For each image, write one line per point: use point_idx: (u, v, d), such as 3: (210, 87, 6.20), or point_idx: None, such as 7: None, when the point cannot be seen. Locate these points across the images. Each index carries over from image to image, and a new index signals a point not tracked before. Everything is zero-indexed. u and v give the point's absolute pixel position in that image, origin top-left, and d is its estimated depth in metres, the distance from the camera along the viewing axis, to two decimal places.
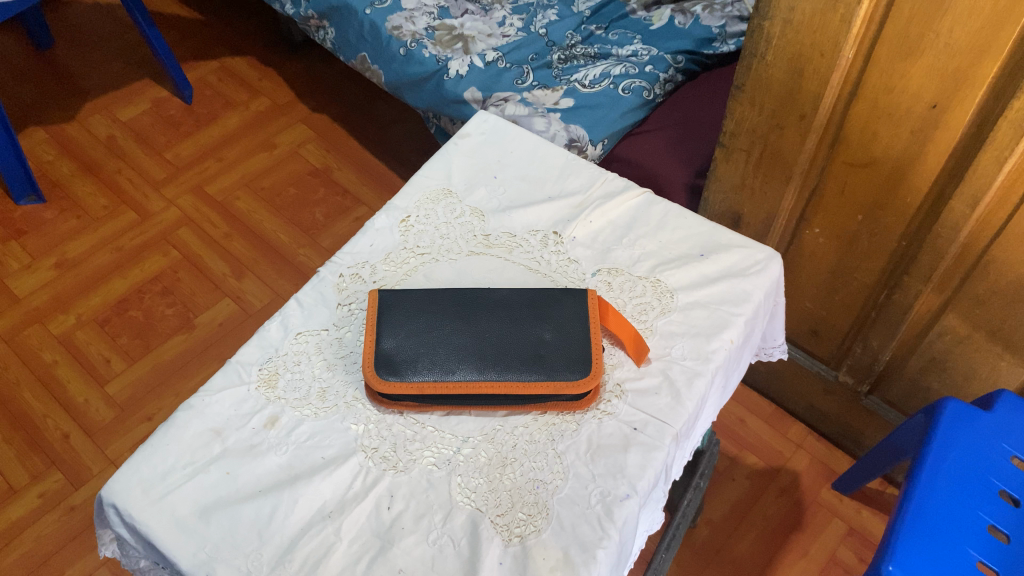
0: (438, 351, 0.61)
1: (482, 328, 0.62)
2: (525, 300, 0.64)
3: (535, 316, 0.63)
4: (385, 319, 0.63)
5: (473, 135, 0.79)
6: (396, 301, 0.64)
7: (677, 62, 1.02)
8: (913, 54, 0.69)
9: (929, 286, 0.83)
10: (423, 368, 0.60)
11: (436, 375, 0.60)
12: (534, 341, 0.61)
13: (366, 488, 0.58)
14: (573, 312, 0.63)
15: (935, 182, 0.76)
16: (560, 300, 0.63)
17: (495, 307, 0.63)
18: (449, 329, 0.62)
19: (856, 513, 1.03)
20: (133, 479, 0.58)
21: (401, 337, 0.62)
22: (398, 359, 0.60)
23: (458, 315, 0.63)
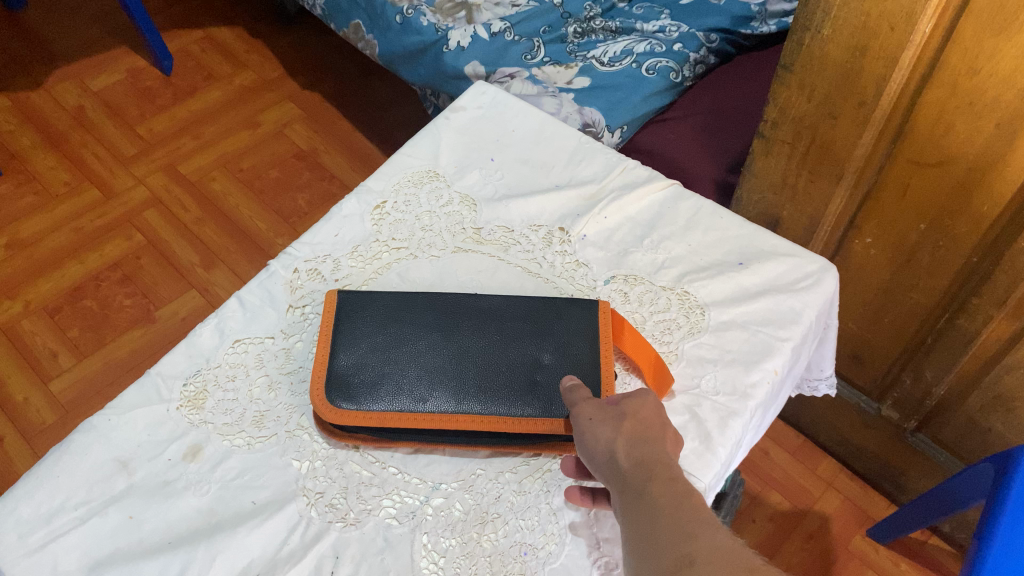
0: (406, 372, 0.48)
1: (464, 345, 0.49)
2: (520, 311, 0.51)
3: (532, 331, 0.50)
4: (343, 327, 0.50)
5: (468, 109, 0.67)
6: (361, 302, 0.51)
7: (710, 42, 0.89)
8: (1008, 29, 0.55)
9: (1002, 312, 0.70)
10: (387, 392, 0.47)
11: (403, 403, 0.47)
12: (529, 365, 0.48)
13: (304, 545, 0.45)
14: (579, 329, 0.50)
15: (1021, 187, 0.62)
16: (563, 313, 0.51)
17: (482, 318, 0.50)
18: (424, 343, 0.49)
19: (894, 566, 0.90)
20: (8, 521, 0.45)
21: (363, 352, 0.49)
22: (356, 380, 0.48)
23: (435, 325, 0.50)
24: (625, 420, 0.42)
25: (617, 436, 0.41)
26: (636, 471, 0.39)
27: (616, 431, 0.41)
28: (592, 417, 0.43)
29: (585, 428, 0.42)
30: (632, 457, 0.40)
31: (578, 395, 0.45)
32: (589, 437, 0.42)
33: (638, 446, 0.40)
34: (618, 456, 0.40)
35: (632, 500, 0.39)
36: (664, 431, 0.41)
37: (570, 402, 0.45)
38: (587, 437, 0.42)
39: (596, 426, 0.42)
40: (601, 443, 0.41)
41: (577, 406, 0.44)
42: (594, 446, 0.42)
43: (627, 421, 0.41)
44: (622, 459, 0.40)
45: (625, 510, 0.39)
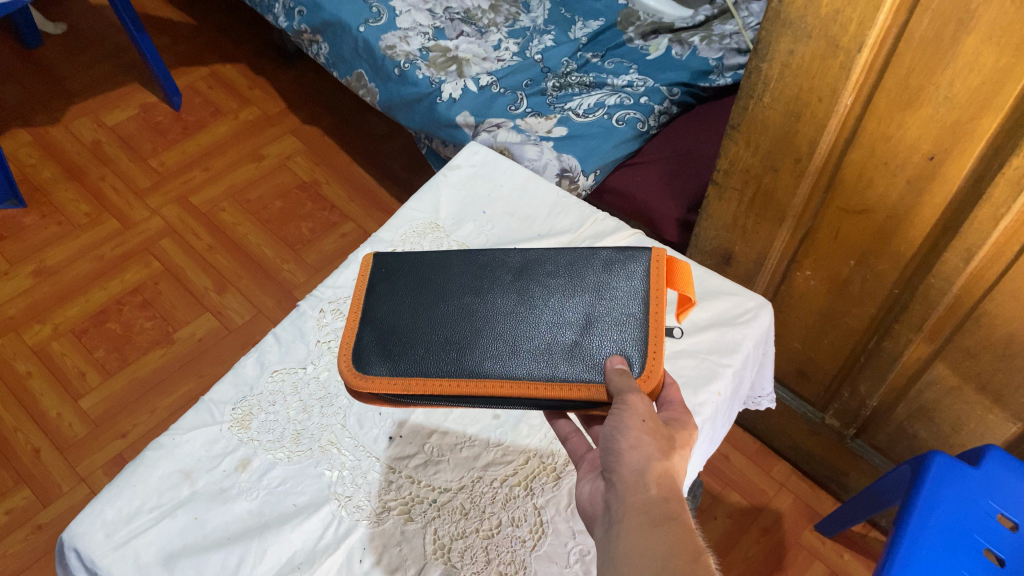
0: (434, 335, 0.56)
1: (496, 309, 0.56)
2: (558, 276, 0.57)
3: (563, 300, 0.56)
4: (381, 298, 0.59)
5: (463, 167, 0.78)
6: (397, 276, 0.60)
7: (672, 95, 1.02)
8: (912, 105, 0.67)
9: (920, 335, 0.81)
10: (413, 355, 0.55)
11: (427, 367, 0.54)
12: (558, 330, 0.54)
13: (337, 539, 0.55)
14: (611, 298, 0.55)
15: (929, 233, 0.74)
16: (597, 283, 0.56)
17: (515, 284, 0.57)
18: (450, 311, 0.57)
19: (838, 556, 1.02)
20: (96, 522, 0.55)
21: (395, 319, 0.58)
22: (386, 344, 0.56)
23: (467, 296, 0.57)
24: (667, 445, 0.47)
25: (655, 455, 0.46)
26: (664, 505, 0.44)
27: (661, 458, 0.46)
28: (644, 419, 0.48)
29: (635, 422, 0.47)
30: (662, 492, 0.44)
31: (635, 389, 0.49)
32: (631, 439, 0.47)
33: (671, 484, 0.45)
34: (650, 479, 0.45)
35: (645, 516, 0.44)
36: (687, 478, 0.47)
37: (620, 386, 0.49)
38: (631, 431, 0.47)
39: (643, 434, 0.47)
40: (643, 452, 0.46)
41: (631, 395, 0.49)
42: (630, 450, 0.46)
43: (669, 450, 0.47)
44: (654, 484, 0.45)
45: (638, 529, 0.43)
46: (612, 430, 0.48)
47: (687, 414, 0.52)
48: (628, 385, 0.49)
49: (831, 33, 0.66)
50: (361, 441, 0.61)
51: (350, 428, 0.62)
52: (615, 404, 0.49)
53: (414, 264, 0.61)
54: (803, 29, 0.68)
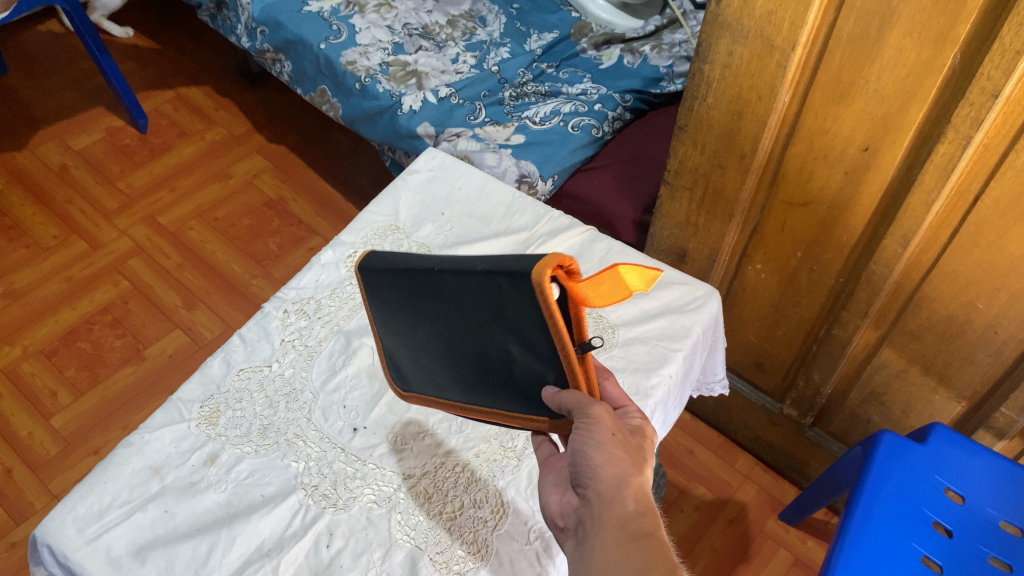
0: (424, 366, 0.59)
1: (438, 331, 0.55)
2: (465, 291, 0.51)
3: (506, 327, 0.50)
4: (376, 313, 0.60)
5: (421, 172, 0.82)
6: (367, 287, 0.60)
7: (625, 101, 1.08)
8: (845, 99, 0.69)
9: (866, 321, 0.84)
10: (421, 378, 0.60)
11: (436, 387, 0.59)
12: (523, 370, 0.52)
13: (304, 526, 0.57)
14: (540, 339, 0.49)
15: (868, 222, 0.76)
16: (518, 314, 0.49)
17: (434, 302, 0.54)
18: (433, 330, 0.56)
19: (802, 543, 1.07)
20: (68, 518, 0.56)
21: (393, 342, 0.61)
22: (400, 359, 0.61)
23: (417, 312, 0.56)
24: (638, 457, 0.49)
25: (629, 469, 0.48)
26: (641, 519, 0.46)
27: (636, 471, 0.48)
28: (614, 434, 0.48)
29: (605, 436, 0.48)
30: (638, 506, 0.47)
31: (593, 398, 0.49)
32: (604, 454, 0.48)
33: (646, 498, 0.47)
34: (628, 494, 0.47)
35: (621, 530, 0.46)
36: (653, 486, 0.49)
37: (574, 400, 0.48)
38: (602, 447, 0.48)
39: (616, 449, 0.48)
40: (618, 468, 0.47)
41: (594, 408, 0.48)
42: (604, 466, 0.48)
43: (639, 461, 0.49)
44: (630, 498, 0.47)
45: (616, 544, 0.45)
46: (580, 445, 0.48)
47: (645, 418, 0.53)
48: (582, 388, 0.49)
49: (767, 33, 0.68)
50: (326, 432, 0.63)
51: (315, 421, 0.64)
52: (579, 417, 0.48)
53: (388, 258, 0.57)
54: (740, 31, 0.70)
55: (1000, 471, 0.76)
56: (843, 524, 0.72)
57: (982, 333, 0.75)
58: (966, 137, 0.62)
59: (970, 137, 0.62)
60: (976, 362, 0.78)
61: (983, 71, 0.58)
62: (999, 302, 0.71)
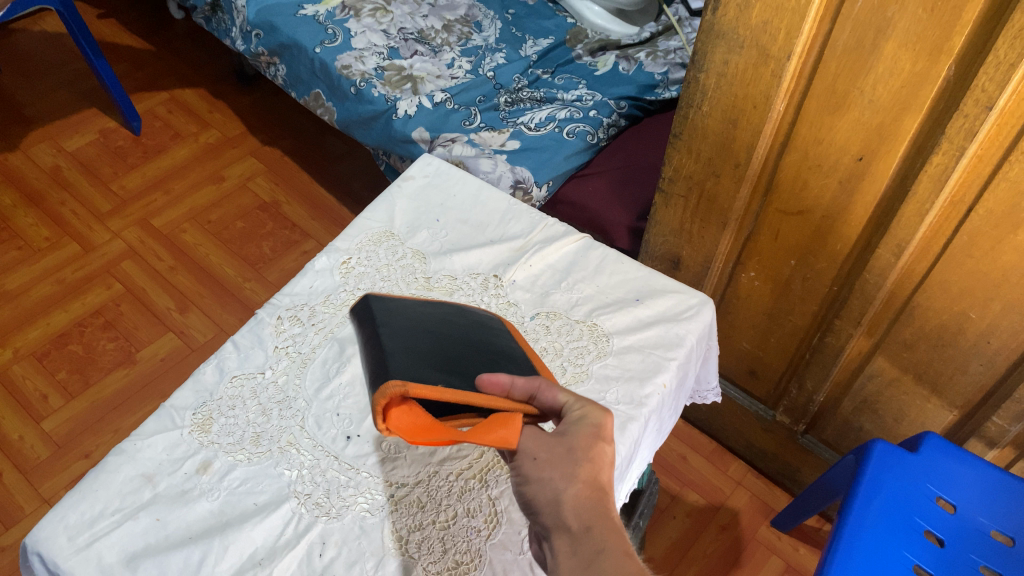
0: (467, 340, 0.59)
1: None
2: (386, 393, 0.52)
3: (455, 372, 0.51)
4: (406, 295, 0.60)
5: (416, 178, 0.82)
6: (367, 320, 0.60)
7: (620, 108, 1.08)
8: (840, 109, 0.69)
9: (860, 329, 0.84)
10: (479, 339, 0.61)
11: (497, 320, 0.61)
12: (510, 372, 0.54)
13: (297, 535, 0.57)
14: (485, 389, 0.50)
15: (862, 231, 0.77)
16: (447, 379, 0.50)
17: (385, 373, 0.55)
18: None
19: (794, 549, 1.07)
20: (59, 527, 0.56)
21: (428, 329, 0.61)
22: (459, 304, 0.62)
23: None
24: (572, 461, 0.49)
25: (564, 484, 0.48)
26: (588, 535, 0.46)
27: (568, 483, 0.48)
28: (534, 457, 0.49)
29: (529, 464, 0.49)
30: (582, 522, 0.47)
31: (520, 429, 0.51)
32: (537, 481, 0.49)
33: (588, 508, 0.47)
34: (568, 514, 0.47)
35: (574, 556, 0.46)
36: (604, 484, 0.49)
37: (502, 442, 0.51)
38: (532, 477, 0.49)
39: (544, 469, 0.49)
40: (550, 490, 0.48)
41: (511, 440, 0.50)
42: (539, 495, 0.49)
43: (576, 468, 0.49)
44: (571, 517, 0.47)
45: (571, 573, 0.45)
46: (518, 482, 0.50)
47: (592, 405, 0.52)
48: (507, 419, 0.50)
49: (762, 43, 0.68)
50: (319, 440, 0.63)
51: (308, 429, 0.63)
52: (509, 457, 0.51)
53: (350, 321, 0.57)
54: (736, 40, 0.70)
55: (990, 480, 0.76)
56: (835, 530, 0.72)
57: (975, 343, 0.75)
58: (960, 149, 0.62)
59: (964, 148, 0.62)
60: (968, 371, 0.78)
61: (977, 83, 0.58)
62: (991, 312, 0.72)
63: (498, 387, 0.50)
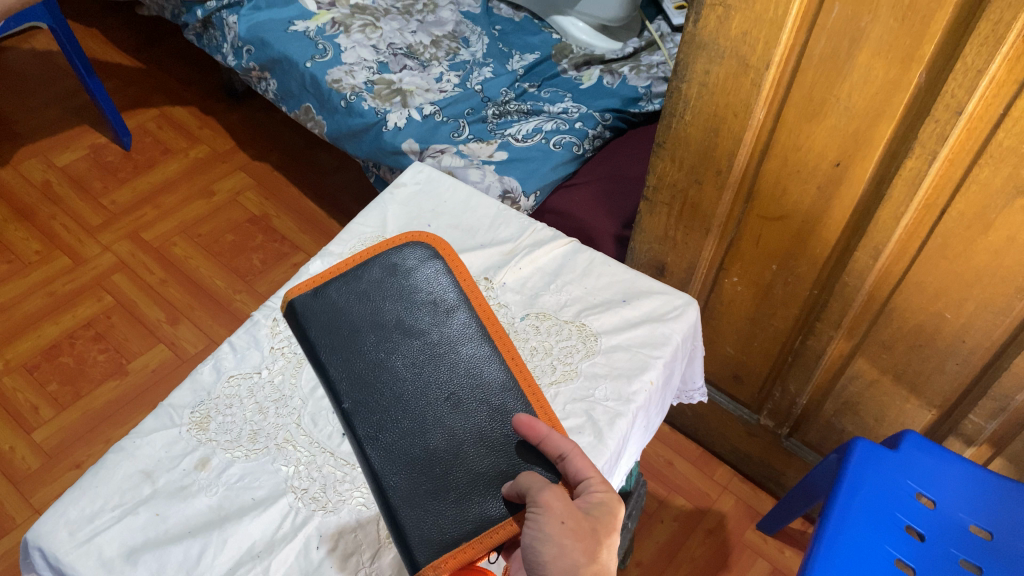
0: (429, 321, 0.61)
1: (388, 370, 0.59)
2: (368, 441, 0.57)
3: (437, 457, 0.55)
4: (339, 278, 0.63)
5: (408, 185, 0.84)
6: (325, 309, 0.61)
7: (605, 120, 1.11)
8: (817, 116, 0.72)
9: (840, 331, 0.86)
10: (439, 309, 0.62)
11: (451, 289, 0.63)
12: (490, 418, 0.57)
13: (295, 528, 0.58)
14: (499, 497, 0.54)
15: (841, 236, 0.79)
16: (470, 520, 0.53)
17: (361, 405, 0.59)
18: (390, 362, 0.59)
19: (780, 552, 1.09)
20: (59, 522, 0.57)
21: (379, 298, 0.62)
22: (401, 269, 0.63)
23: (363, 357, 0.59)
24: (594, 538, 0.51)
25: (584, 558, 0.50)
26: None
27: (588, 559, 0.50)
28: (564, 522, 0.50)
29: (554, 526, 0.50)
30: None
31: (549, 484, 0.51)
32: (557, 547, 0.50)
33: None
34: None
35: None
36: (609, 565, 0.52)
37: (528, 486, 0.51)
38: (552, 539, 0.50)
39: (570, 540, 0.50)
40: (568, 559, 0.49)
41: (546, 495, 0.50)
42: (554, 558, 0.50)
43: (594, 547, 0.51)
44: None
45: None
46: (533, 538, 0.50)
47: (612, 491, 0.54)
48: (545, 483, 0.51)
49: (742, 53, 0.71)
50: (315, 437, 0.64)
51: (304, 427, 0.65)
52: (530, 507, 0.51)
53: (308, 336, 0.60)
54: (717, 51, 0.73)
55: (967, 476, 0.78)
56: (817, 531, 0.74)
57: (951, 342, 0.78)
58: (932, 152, 0.65)
59: (936, 152, 0.64)
60: (945, 370, 0.81)
61: (947, 89, 0.60)
62: (966, 311, 0.74)
63: (536, 433, 0.54)
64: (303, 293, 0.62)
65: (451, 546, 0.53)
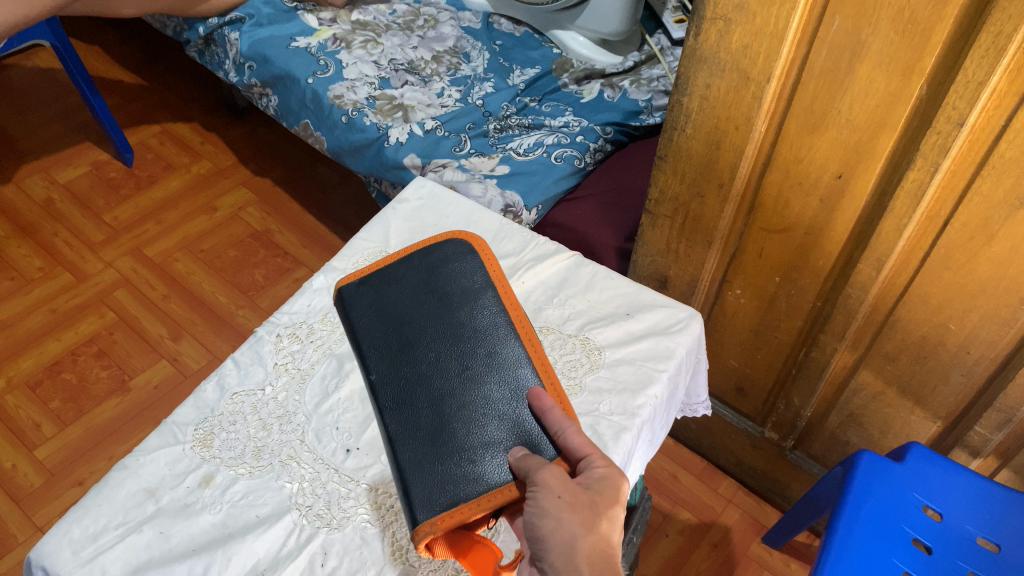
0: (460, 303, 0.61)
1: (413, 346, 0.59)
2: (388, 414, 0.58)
3: (450, 425, 0.55)
4: (379, 271, 0.65)
5: (411, 201, 0.84)
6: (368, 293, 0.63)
7: (606, 133, 1.12)
8: (818, 129, 0.72)
9: (844, 343, 0.86)
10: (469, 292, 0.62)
11: (476, 273, 0.63)
12: (506, 393, 0.57)
13: (299, 546, 0.58)
14: (502, 463, 0.54)
15: (843, 248, 0.79)
16: (475, 484, 0.53)
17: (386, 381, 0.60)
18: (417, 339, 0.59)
19: (785, 565, 1.08)
20: (63, 541, 0.57)
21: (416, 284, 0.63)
22: (438, 257, 0.64)
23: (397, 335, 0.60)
24: (592, 512, 0.50)
25: (582, 530, 0.49)
26: None
27: (586, 532, 0.49)
28: (560, 497, 0.50)
29: (550, 501, 0.50)
30: (594, 570, 0.48)
31: (546, 463, 0.51)
32: (555, 522, 0.49)
33: (600, 559, 0.49)
34: (581, 560, 0.48)
35: None
36: (614, 539, 0.51)
37: (526, 466, 0.51)
38: (549, 514, 0.50)
39: (567, 513, 0.49)
40: (566, 533, 0.49)
41: (542, 472, 0.50)
42: (553, 533, 0.49)
43: (594, 520, 0.50)
44: (583, 564, 0.48)
45: None
46: (532, 515, 0.50)
47: (613, 466, 0.53)
48: (542, 462, 0.51)
49: (743, 66, 0.71)
50: (319, 453, 0.64)
51: (308, 443, 0.65)
52: (528, 486, 0.51)
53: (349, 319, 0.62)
54: (717, 65, 0.73)
55: (974, 488, 0.78)
56: (824, 543, 0.74)
57: (955, 353, 0.77)
58: (934, 163, 0.65)
59: (938, 163, 0.64)
60: (950, 381, 0.80)
61: (948, 101, 0.60)
62: (970, 322, 0.74)
63: (541, 403, 0.55)
64: (350, 282, 0.64)
65: (453, 505, 0.52)
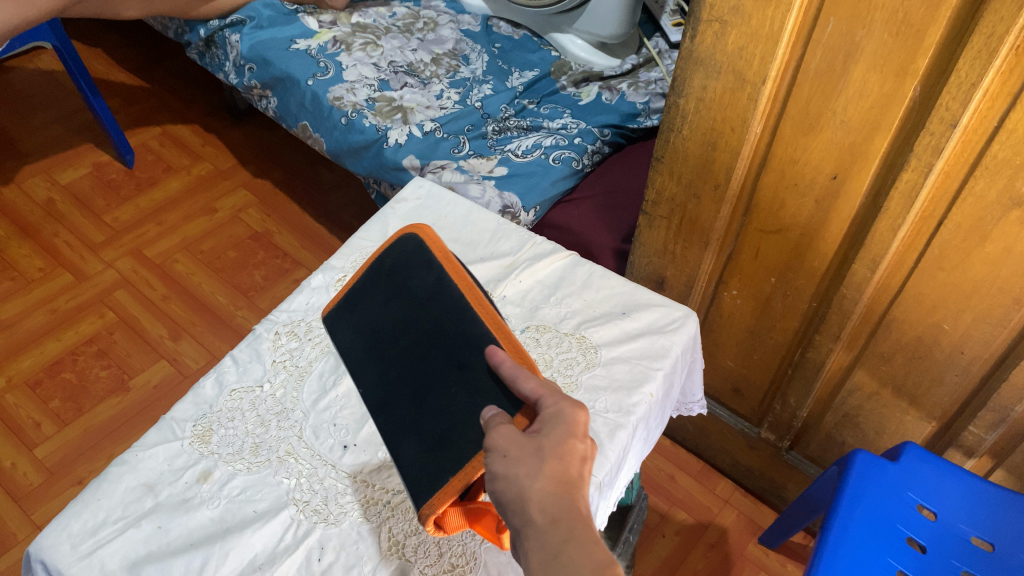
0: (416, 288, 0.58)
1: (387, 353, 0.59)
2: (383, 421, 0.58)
3: (431, 417, 0.55)
4: (352, 286, 0.64)
5: (409, 201, 0.85)
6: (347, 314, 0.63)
7: (603, 135, 1.12)
8: (813, 130, 0.72)
9: (839, 344, 0.87)
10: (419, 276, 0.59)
11: (421, 256, 0.59)
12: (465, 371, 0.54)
13: (296, 540, 0.58)
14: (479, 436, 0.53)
15: (838, 249, 0.80)
16: (455, 461, 0.53)
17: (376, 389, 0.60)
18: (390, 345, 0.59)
19: (781, 566, 1.09)
20: (63, 535, 0.57)
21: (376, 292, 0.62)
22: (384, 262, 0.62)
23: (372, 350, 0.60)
24: (539, 457, 0.48)
25: (531, 478, 0.47)
26: (554, 529, 0.46)
27: (534, 480, 0.47)
28: (505, 454, 0.48)
29: (498, 461, 0.48)
30: (549, 515, 0.47)
31: (496, 425, 0.50)
32: (505, 478, 0.48)
33: (555, 503, 0.47)
34: (533, 509, 0.47)
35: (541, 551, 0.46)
36: (573, 473, 0.48)
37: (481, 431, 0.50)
38: (499, 473, 0.48)
39: (513, 467, 0.47)
40: (516, 487, 0.47)
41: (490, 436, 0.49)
42: (505, 490, 0.48)
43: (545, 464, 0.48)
44: (536, 512, 0.47)
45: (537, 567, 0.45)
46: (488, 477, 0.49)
47: (566, 401, 0.50)
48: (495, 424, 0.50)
49: (739, 68, 0.72)
50: (317, 450, 0.64)
51: (306, 439, 0.65)
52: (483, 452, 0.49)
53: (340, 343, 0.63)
54: (714, 66, 0.74)
55: (969, 488, 0.78)
56: (820, 540, 0.74)
57: (950, 353, 0.78)
58: (928, 164, 0.65)
59: (932, 164, 0.65)
60: (944, 381, 0.81)
61: (941, 102, 0.61)
62: (964, 323, 0.74)
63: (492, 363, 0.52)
64: (332, 310, 0.65)
65: (438, 488, 0.53)
